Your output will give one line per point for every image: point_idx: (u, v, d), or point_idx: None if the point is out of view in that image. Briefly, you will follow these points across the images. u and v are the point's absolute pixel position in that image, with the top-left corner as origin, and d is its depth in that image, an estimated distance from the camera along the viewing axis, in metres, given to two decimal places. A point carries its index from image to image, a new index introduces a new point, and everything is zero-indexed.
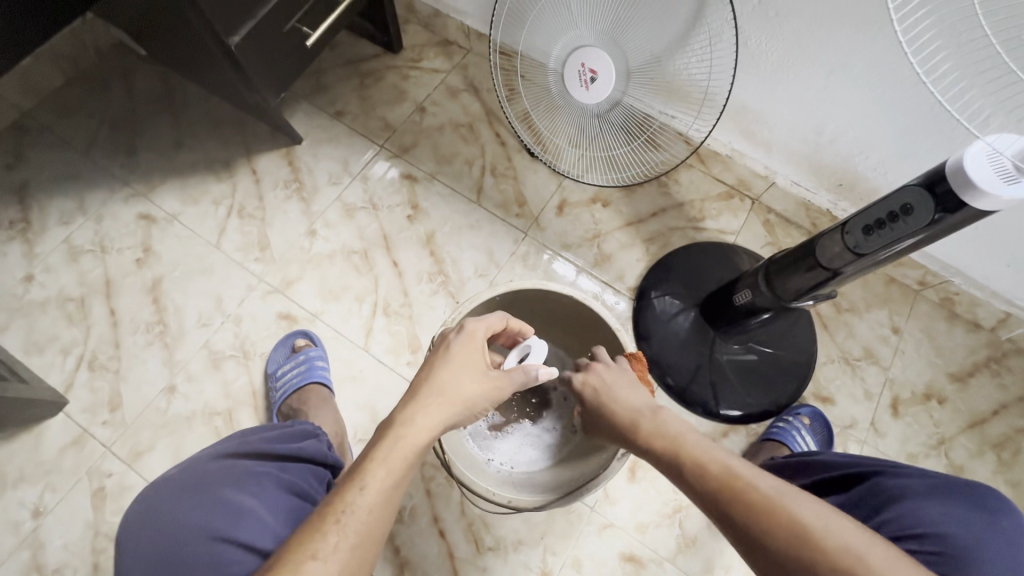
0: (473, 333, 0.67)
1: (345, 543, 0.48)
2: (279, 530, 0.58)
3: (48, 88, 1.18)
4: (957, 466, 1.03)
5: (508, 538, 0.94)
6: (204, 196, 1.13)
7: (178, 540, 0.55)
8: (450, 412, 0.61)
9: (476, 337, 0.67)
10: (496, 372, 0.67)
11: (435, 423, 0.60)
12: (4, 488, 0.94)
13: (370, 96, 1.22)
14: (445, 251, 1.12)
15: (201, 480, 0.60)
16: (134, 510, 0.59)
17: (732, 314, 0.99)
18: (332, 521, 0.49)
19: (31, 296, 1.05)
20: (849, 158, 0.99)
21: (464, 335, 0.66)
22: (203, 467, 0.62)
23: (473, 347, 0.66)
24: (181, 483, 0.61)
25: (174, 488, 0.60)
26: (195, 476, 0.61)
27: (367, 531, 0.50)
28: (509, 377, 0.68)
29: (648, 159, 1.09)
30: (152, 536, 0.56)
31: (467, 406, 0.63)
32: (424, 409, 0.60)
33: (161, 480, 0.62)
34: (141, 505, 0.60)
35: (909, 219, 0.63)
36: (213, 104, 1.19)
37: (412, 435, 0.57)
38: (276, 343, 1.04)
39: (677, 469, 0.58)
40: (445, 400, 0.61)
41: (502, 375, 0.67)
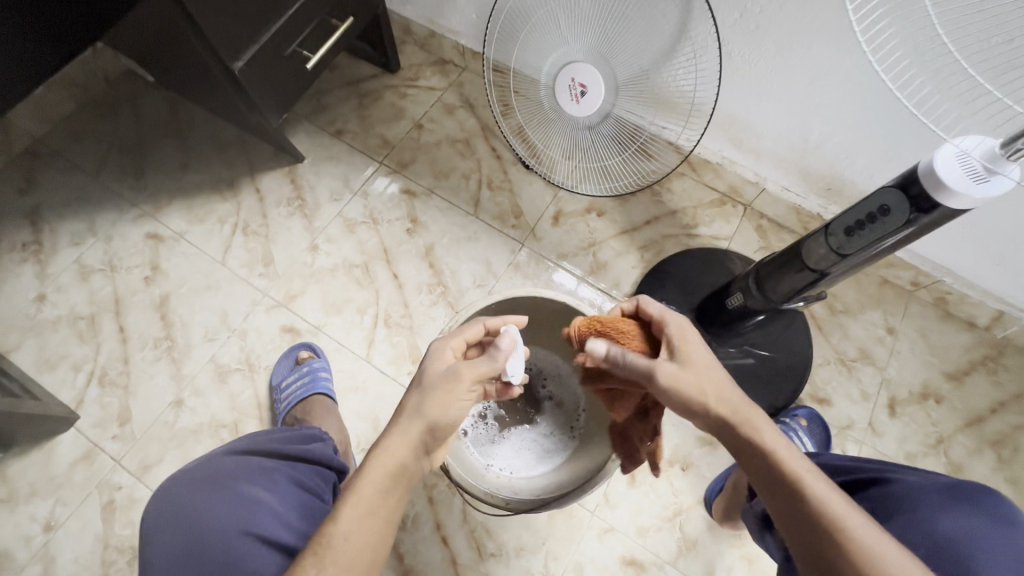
0: (438, 353, 0.66)
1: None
2: (294, 522, 0.60)
3: (59, 115, 1.22)
4: (956, 465, 1.04)
5: (510, 544, 0.95)
6: (210, 215, 1.17)
7: (198, 532, 0.57)
8: (421, 430, 0.60)
9: (441, 356, 0.66)
10: (452, 367, 0.63)
11: (406, 443, 0.59)
12: (16, 504, 0.96)
13: (369, 115, 1.26)
14: (444, 262, 1.15)
15: (215, 474, 0.62)
16: (151, 506, 0.60)
17: (726, 318, 1.01)
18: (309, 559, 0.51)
19: (43, 315, 1.08)
20: (835, 163, 1.02)
21: (428, 354, 0.66)
22: (217, 461, 0.64)
23: (436, 359, 0.65)
24: (196, 477, 0.62)
25: (188, 482, 0.61)
26: (209, 469, 0.63)
27: (343, 562, 0.51)
28: (470, 368, 0.63)
29: (640, 168, 1.12)
30: (171, 530, 0.57)
31: (428, 414, 0.60)
32: (393, 432, 0.60)
33: (174, 477, 0.63)
34: (156, 500, 0.61)
35: (887, 219, 0.65)
36: (217, 126, 1.23)
37: (377, 462, 0.57)
38: (280, 356, 1.06)
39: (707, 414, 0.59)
40: (414, 420, 0.60)
41: (458, 367, 0.63)
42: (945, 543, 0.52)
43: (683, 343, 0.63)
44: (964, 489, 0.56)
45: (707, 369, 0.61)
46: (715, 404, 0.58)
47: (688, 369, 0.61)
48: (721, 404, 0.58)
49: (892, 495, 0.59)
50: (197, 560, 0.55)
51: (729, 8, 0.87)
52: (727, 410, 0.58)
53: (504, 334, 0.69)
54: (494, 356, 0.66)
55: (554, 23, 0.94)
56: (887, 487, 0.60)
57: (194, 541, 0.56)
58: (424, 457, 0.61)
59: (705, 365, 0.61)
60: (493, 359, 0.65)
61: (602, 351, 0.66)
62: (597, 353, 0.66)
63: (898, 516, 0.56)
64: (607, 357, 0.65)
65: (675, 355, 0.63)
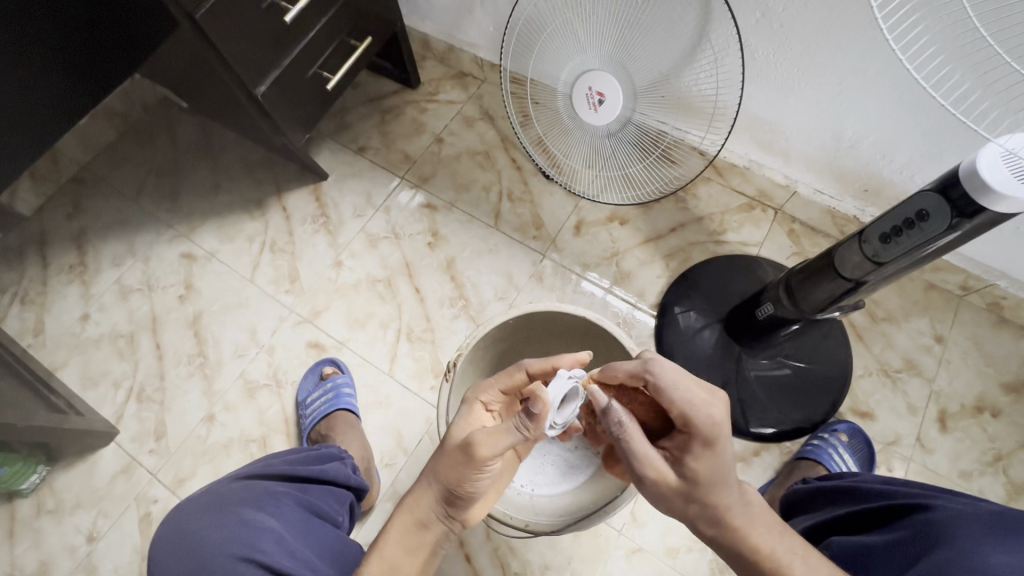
0: (473, 406, 0.68)
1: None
2: (299, 551, 0.60)
3: (102, 143, 1.29)
4: (1019, 485, 0.96)
5: (534, 562, 0.94)
6: (240, 234, 1.20)
7: (202, 564, 0.55)
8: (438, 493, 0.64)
9: (474, 410, 0.68)
10: (468, 437, 0.61)
11: (427, 501, 0.64)
12: (62, 515, 1.01)
13: (390, 131, 1.28)
14: (466, 275, 1.14)
15: (221, 502, 0.61)
16: (155, 543, 0.58)
17: (757, 329, 0.96)
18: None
19: (87, 333, 1.14)
20: (871, 162, 0.96)
21: (460, 411, 0.68)
22: (224, 488, 0.64)
23: (465, 421, 0.66)
24: (204, 502, 0.62)
25: (192, 513, 0.60)
26: (216, 496, 0.63)
27: None
28: (483, 441, 0.59)
29: (664, 174, 1.08)
30: (174, 566, 0.55)
31: (442, 477, 0.63)
32: (417, 493, 0.65)
33: (181, 505, 0.63)
34: (160, 534, 0.59)
35: (925, 225, 0.61)
36: (246, 148, 1.27)
37: (398, 521, 0.64)
38: (306, 371, 1.08)
39: (688, 520, 0.59)
40: (435, 482, 0.64)
41: (472, 437, 0.60)
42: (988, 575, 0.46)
43: (699, 459, 0.57)
44: (1009, 519, 0.50)
45: (717, 479, 0.57)
46: (699, 517, 0.58)
47: (686, 486, 0.58)
48: (702, 516, 0.58)
49: (930, 524, 0.53)
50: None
51: (751, 7, 0.84)
52: (704, 523, 0.58)
53: (535, 393, 0.58)
54: (521, 425, 0.58)
55: (570, 31, 0.92)
56: (926, 514, 0.54)
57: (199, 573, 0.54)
58: (449, 517, 0.65)
59: (713, 481, 0.57)
60: (519, 431, 0.59)
61: (601, 404, 0.62)
62: (597, 401, 0.62)
63: (939, 548, 0.50)
64: (605, 410, 0.62)
65: (685, 465, 0.58)
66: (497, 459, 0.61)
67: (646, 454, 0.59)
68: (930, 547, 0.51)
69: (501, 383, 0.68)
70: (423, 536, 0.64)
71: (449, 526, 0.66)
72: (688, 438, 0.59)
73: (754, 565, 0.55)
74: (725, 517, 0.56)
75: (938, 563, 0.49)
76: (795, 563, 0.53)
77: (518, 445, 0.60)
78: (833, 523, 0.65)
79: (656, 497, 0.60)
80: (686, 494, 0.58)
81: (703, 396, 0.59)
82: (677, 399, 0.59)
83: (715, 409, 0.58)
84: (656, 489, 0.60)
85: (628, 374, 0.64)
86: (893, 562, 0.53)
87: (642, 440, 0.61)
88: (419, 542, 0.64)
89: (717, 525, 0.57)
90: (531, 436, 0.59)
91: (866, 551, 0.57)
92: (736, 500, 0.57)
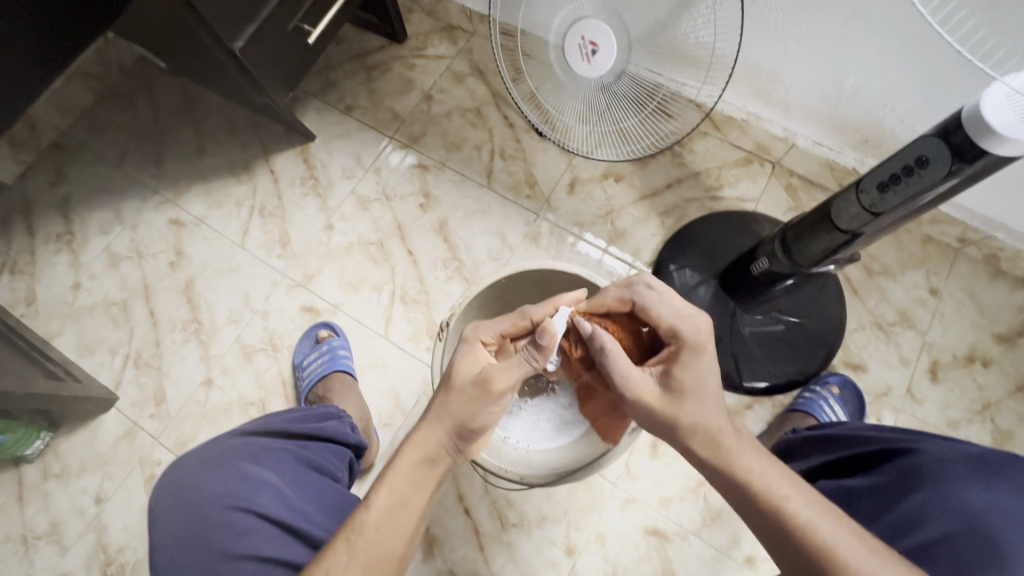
0: (472, 342, 0.68)
1: (355, 562, 0.53)
2: (297, 502, 0.61)
3: (81, 108, 1.25)
4: (1004, 432, 0.98)
5: (532, 514, 0.96)
6: (228, 199, 1.18)
7: (200, 515, 0.58)
8: (446, 428, 0.62)
9: (475, 345, 0.68)
10: (483, 371, 0.63)
11: (434, 433, 0.62)
12: (69, 478, 1.03)
13: (377, 89, 1.24)
14: (458, 236, 1.13)
15: (219, 456, 0.63)
16: (156, 494, 0.61)
17: (752, 284, 0.95)
18: (340, 541, 0.54)
19: (80, 302, 1.13)
20: (873, 111, 0.94)
21: (459, 351, 0.68)
22: (224, 442, 0.66)
23: (467, 359, 0.66)
24: (203, 456, 0.63)
25: (191, 466, 0.62)
26: (215, 449, 0.64)
27: (370, 548, 0.54)
28: (499, 374, 0.62)
29: (658, 130, 1.05)
30: (179, 515, 0.58)
31: (456, 415, 0.62)
32: (423, 426, 0.63)
33: (185, 455, 0.65)
34: (161, 485, 0.61)
35: (925, 172, 0.60)
36: (230, 109, 1.23)
37: (407, 456, 0.61)
38: (302, 335, 1.08)
39: (684, 447, 0.59)
40: (441, 415, 0.63)
41: (489, 372, 0.62)
42: (971, 517, 0.47)
43: (683, 368, 0.60)
44: (990, 461, 0.51)
45: (696, 393, 0.59)
46: (693, 434, 0.58)
47: (673, 398, 0.59)
48: (695, 433, 0.58)
49: (913, 468, 0.53)
50: (205, 543, 0.56)
51: None
52: (698, 443, 0.57)
53: (543, 326, 0.64)
54: (529, 356, 0.64)
55: None
56: (911, 458, 0.54)
57: (199, 523, 0.57)
58: (457, 452, 0.63)
59: (696, 397, 0.59)
60: (532, 361, 0.63)
61: (587, 330, 0.67)
62: (582, 329, 0.67)
63: (920, 492, 0.52)
64: (591, 336, 0.66)
65: (670, 379, 0.60)
66: (509, 393, 0.64)
67: (627, 372, 0.62)
68: (913, 490, 0.52)
69: (499, 323, 0.68)
70: (433, 470, 0.61)
71: (455, 461, 0.64)
72: (677, 348, 0.62)
73: (741, 490, 0.53)
74: (718, 437, 0.57)
75: (922, 506, 0.50)
76: (782, 484, 0.52)
77: (527, 376, 0.64)
78: (814, 467, 0.65)
79: (645, 418, 0.62)
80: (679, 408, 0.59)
81: (684, 309, 0.63)
82: (663, 315, 0.64)
83: (699, 319, 0.63)
84: (643, 407, 0.61)
85: (615, 300, 0.69)
86: (876, 506, 0.55)
87: (624, 359, 0.64)
88: (428, 476, 0.61)
89: (711, 444, 0.57)
90: (540, 366, 0.64)
91: (849, 494, 0.57)
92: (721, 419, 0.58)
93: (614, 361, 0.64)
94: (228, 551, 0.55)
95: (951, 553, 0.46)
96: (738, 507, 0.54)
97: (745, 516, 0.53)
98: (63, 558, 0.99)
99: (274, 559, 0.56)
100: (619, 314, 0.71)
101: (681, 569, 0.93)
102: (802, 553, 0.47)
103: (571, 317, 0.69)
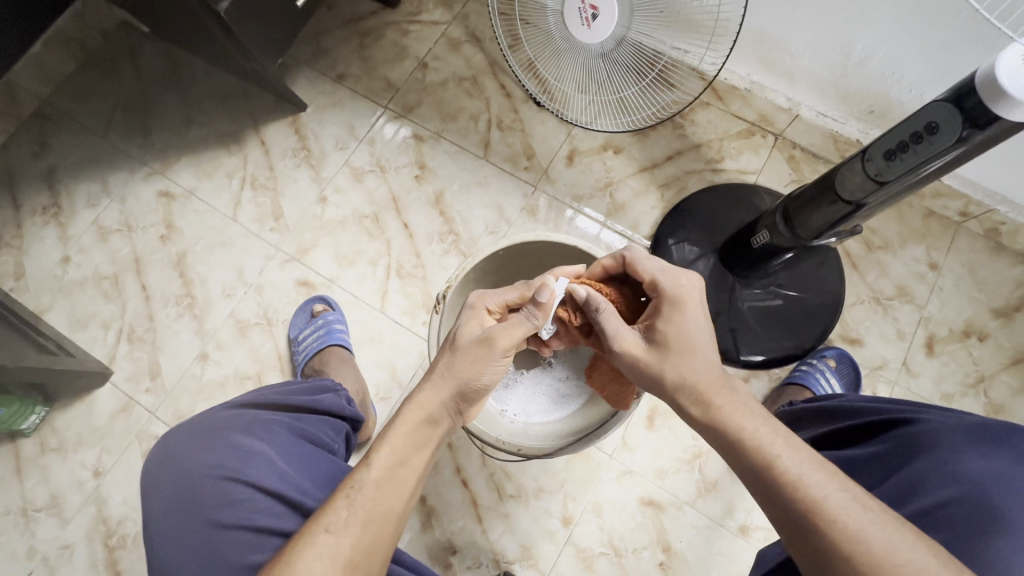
0: (477, 307, 0.68)
1: (355, 518, 0.52)
2: (290, 473, 0.61)
3: (62, 75, 1.20)
4: (997, 404, 0.99)
5: (529, 485, 0.97)
6: (218, 170, 1.15)
7: (193, 486, 0.58)
8: (447, 390, 0.62)
9: (478, 310, 0.67)
10: (487, 332, 0.64)
11: (435, 390, 0.62)
12: (66, 452, 1.03)
13: (370, 57, 1.20)
14: (455, 209, 1.11)
15: (212, 428, 0.63)
16: (149, 466, 0.62)
17: (752, 257, 0.94)
18: (339, 498, 0.53)
19: (70, 276, 1.12)
20: (880, 80, 0.91)
21: (463, 316, 0.68)
22: (217, 414, 0.66)
23: (472, 323, 0.66)
24: (196, 428, 0.64)
25: (184, 438, 0.63)
26: (208, 421, 0.65)
27: (370, 506, 0.53)
28: (503, 334, 0.63)
29: (658, 100, 1.02)
30: (171, 487, 0.59)
31: (459, 377, 0.62)
32: (425, 385, 0.62)
33: (179, 427, 0.65)
34: (155, 458, 0.62)
35: (934, 138, 0.58)
36: (217, 77, 1.19)
37: (409, 416, 0.60)
38: (297, 309, 1.07)
39: (677, 404, 0.60)
40: (441, 375, 0.63)
41: (492, 332, 0.63)
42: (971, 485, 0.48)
43: (667, 321, 0.62)
44: (992, 430, 0.51)
45: (681, 349, 0.61)
46: (684, 392, 0.59)
47: (660, 353, 0.61)
48: (684, 391, 0.59)
49: (914, 437, 0.53)
50: (199, 512, 0.57)
51: None
52: (689, 402, 0.58)
53: (542, 284, 0.65)
54: (530, 315, 0.65)
55: None
56: (912, 427, 0.54)
57: (192, 494, 0.58)
58: (457, 413, 0.63)
59: (684, 353, 0.60)
60: (532, 321, 0.64)
61: (582, 295, 0.67)
62: (577, 295, 0.67)
63: (920, 460, 0.52)
64: (585, 302, 0.66)
65: (657, 334, 0.62)
66: (511, 353, 0.65)
67: (617, 329, 0.64)
68: (911, 457, 0.52)
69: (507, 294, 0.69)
70: (433, 431, 0.61)
71: (454, 424, 0.64)
72: (659, 301, 0.65)
73: (732, 445, 0.54)
74: (707, 395, 0.57)
75: (918, 474, 0.51)
76: (774, 443, 0.51)
77: (528, 336, 0.65)
78: (811, 440, 0.65)
79: (638, 377, 0.63)
80: (668, 363, 0.60)
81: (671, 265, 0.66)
82: (648, 268, 0.66)
83: (685, 276, 0.65)
84: (633, 363, 0.63)
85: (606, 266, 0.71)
86: (876, 474, 0.55)
87: (615, 318, 0.65)
88: (428, 436, 0.61)
89: (702, 404, 0.57)
90: (540, 326, 0.65)
91: (849, 463, 0.57)
92: (707, 373, 0.59)
93: (606, 322, 0.65)
94: (222, 520, 0.56)
95: (949, 519, 0.47)
96: (731, 463, 0.54)
97: (737, 471, 0.53)
98: (64, 530, 1.00)
99: (266, 528, 0.56)
100: (612, 277, 0.73)
101: (676, 538, 0.94)
102: (793, 509, 0.47)
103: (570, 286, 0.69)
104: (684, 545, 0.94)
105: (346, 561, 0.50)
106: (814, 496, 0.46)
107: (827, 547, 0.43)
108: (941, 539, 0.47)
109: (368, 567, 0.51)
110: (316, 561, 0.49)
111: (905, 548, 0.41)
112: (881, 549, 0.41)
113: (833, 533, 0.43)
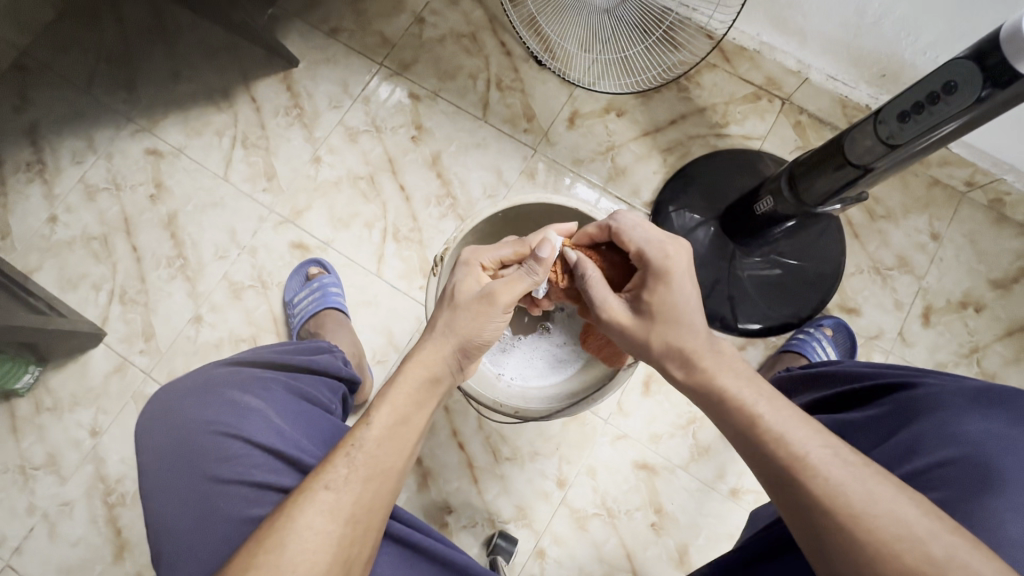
0: (472, 263, 0.66)
1: (355, 475, 0.52)
2: (287, 430, 0.60)
3: (40, 24, 1.15)
4: (989, 374, 1.00)
5: (524, 449, 0.99)
6: (207, 128, 1.12)
7: (190, 442, 0.58)
8: (450, 348, 0.61)
9: (474, 267, 0.66)
10: (487, 288, 0.63)
11: (436, 349, 0.61)
12: (62, 412, 1.03)
13: (365, 10, 1.14)
14: (452, 171, 1.08)
15: (208, 384, 0.63)
16: (144, 422, 0.62)
17: (753, 225, 0.93)
18: (340, 455, 0.53)
19: (58, 236, 1.09)
20: (894, 42, 0.88)
21: (458, 272, 0.66)
22: (212, 371, 0.66)
23: (469, 280, 0.65)
24: (192, 384, 0.63)
25: (179, 393, 0.63)
26: (203, 378, 0.64)
27: (371, 462, 0.53)
28: (503, 289, 0.62)
29: (663, 61, 0.97)
30: (169, 442, 0.59)
31: (459, 336, 0.62)
32: (426, 345, 0.62)
33: (174, 383, 0.65)
34: (150, 414, 0.62)
35: (951, 99, 0.56)
36: (204, 29, 1.14)
37: (410, 374, 0.60)
38: (291, 272, 1.06)
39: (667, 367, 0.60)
40: (441, 334, 0.62)
41: (492, 287, 0.63)
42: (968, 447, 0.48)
43: (652, 292, 0.61)
44: (992, 393, 0.52)
45: (673, 315, 0.59)
46: (672, 357, 0.59)
47: (648, 319, 0.61)
48: (668, 356, 0.59)
49: (913, 401, 0.54)
50: (195, 467, 0.57)
51: None
52: (675, 365, 0.59)
53: (543, 239, 0.64)
54: (531, 270, 0.64)
55: None
56: (913, 391, 0.54)
57: (188, 449, 0.58)
58: (458, 370, 0.63)
59: (676, 317, 0.59)
60: (533, 274, 0.64)
61: (573, 259, 0.68)
62: (568, 258, 0.69)
63: (919, 423, 0.52)
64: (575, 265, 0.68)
65: (644, 306, 0.62)
66: (510, 310, 0.65)
67: (604, 299, 0.64)
68: (911, 421, 0.53)
69: (501, 249, 0.68)
70: (434, 388, 0.61)
71: (455, 381, 0.64)
72: (644, 274, 0.63)
73: (720, 404, 0.54)
74: (694, 359, 0.57)
75: (916, 437, 0.51)
76: (758, 403, 0.51)
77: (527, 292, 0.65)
78: (808, 405, 0.66)
79: (628, 342, 0.63)
80: (663, 322, 0.60)
81: (656, 236, 0.63)
82: (632, 237, 0.65)
83: (676, 242, 0.63)
84: (620, 329, 0.63)
85: (595, 231, 0.70)
86: (872, 436, 0.55)
87: (602, 287, 0.65)
88: (428, 394, 0.60)
89: (687, 366, 0.58)
90: (540, 280, 0.65)
91: (847, 427, 0.58)
92: (692, 339, 0.58)
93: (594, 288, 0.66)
94: (220, 475, 0.56)
95: (945, 478, 0.48)
96: (718, 421, 0.55)
97: (723, 429, 0.54)
98: (62, 487, 1.00)
99: (264, 484, 0.56)
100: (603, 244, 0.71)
101: (667, 500, 0.96)
102: (777, 465, 0.47)
103: (563, 247, 0.70)
104: (676, 507, 0.96)
105: (346, 518, 0.50)
106: (800, 453, 0.46)
107: (808, 502, 0.44)
108: (937, 498, 0.48)
109: (369, 523, 0.51)
110: (316, 517, 0.49)
111: (888, 500, 0.41)
112: (862, 502, 0.42)
113: (811, 487, 0.44)
